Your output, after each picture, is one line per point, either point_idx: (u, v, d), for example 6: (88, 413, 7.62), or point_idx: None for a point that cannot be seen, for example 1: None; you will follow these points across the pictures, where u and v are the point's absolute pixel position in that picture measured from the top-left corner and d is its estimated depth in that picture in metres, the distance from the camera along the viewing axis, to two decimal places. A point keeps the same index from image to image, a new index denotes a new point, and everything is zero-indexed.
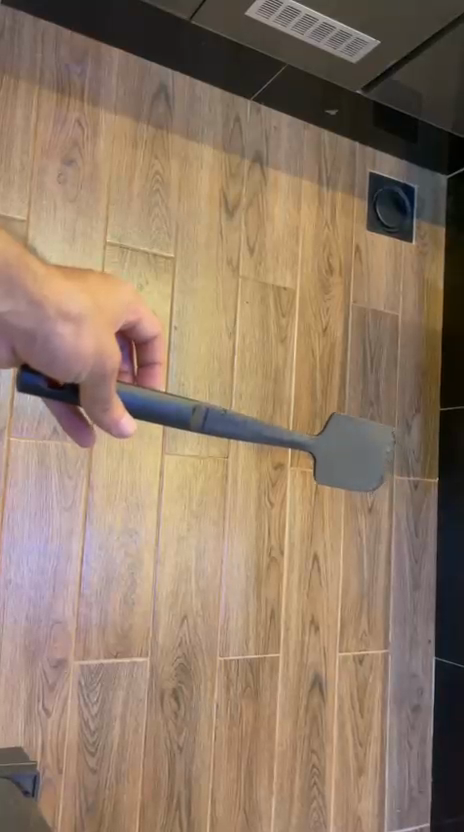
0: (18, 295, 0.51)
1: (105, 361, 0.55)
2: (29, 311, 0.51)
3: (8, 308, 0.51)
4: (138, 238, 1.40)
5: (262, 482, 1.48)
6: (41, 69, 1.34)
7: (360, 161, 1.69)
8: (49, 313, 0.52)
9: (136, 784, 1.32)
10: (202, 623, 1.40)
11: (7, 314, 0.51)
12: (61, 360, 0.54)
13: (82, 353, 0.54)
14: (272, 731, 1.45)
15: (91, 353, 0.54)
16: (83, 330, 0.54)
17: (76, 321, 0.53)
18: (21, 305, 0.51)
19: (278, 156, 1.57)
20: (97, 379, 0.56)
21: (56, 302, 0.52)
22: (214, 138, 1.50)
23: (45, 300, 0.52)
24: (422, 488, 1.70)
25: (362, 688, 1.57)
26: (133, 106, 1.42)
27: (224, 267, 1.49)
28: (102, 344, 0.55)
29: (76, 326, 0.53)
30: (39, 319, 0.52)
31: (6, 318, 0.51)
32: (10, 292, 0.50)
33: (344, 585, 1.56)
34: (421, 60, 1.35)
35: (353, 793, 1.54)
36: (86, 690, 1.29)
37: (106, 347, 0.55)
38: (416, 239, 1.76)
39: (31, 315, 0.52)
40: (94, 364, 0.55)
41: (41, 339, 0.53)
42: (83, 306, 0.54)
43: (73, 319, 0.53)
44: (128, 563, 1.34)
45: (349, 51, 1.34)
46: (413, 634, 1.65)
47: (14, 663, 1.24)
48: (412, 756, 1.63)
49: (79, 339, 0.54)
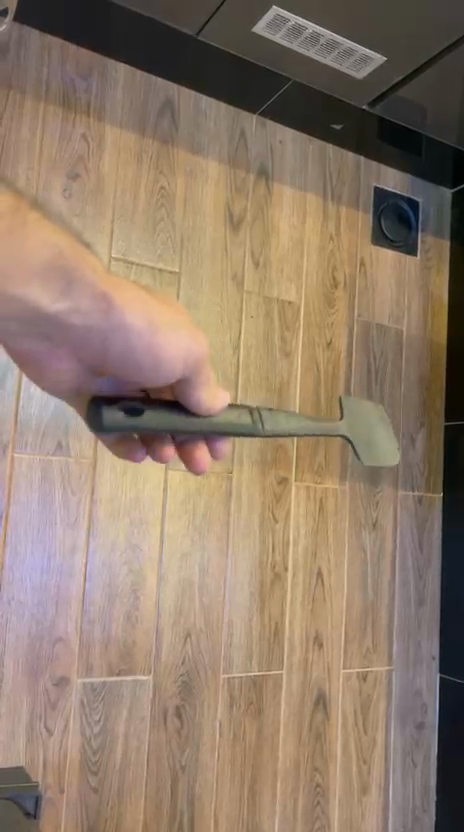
0: (80, 291, 0.50)
1: (182, 350, 0.57)
2: (96, 309, 0.51)
3: (73, 308, 0.50)
4: (143, 252, 1.40)
5: (266, 497, 1.47)
6: (47, 83, 1.34)
7: (365, 175, 1.68)
8: (118, 309, 0.52)
9: (138, 804, 1.31)
10: (205, 640, 1.39)
11: (69, 313, 0.50)
12: (141, 353, 0.56)
13: (157, 344, 0.56)
14: (274, 749, 1.44)
15: (167, 343, 0.56)
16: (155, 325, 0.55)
17: (146, 315, 0.54)
18: (84, 304, 0.50)
19: (283, 170, 1.57)
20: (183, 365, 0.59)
21: (123, 301, 0.52)
22: (219, 152, 1.50)
23: (111, 298, 0.52)
24: (426, 503, 1.69)
25: (367, 705, 1.56)
26: (139, 121, 1.42)
27: (229, 281, 1.48)
28: (175, 334, 0.57)
29: (146, 321, 0.54)
30: (109, 319, 0.52)
31: (70, 319, 0.51)
32: (70, 289, 0.49)
33: (348, 601, 1.55)
34: (425, 77, 1.35)
35: (356, 812, 1.53)
36: (88, 709, 1.28)
37: (183, 337, 0.57)
38: (421, 253, 1.75)
39: (98, 315, 0.52)
40: (172, 353, 0.57)
41: (113, 338, 0.54)
42: (148, 301, 0.54)
43: (142, 313, 0.54)
44: (131, 580, 1.33)
45: (355, 67, 1.35)
46: (417, 651, 1.64)
47: (16, 680, 1.23)
48: (416, 775, 1.61)
49: (153, 332, 0.55)
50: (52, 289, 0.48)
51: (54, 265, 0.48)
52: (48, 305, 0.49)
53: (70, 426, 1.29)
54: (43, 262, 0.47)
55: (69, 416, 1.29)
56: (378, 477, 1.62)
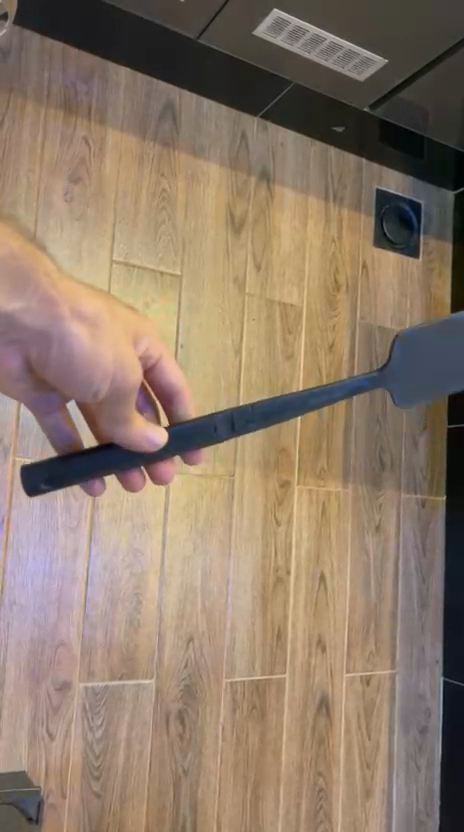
0: (30, 288, 0.51)
1: (117, 370, 0.57)
2: (40, 311, 0.52)
3: (19, 307, 0.51)
4: (145, 255, 1.40)
5: (269, 500, 1.47)
6: (49, 87, 1.34)
7: (366, 177, 1.68)
8: (63, 314, 0.53)
9: (141, 808, 1.31)
10: (208, 645, 1.38)
11: (17, 311, 0.51)
12: (77, 361, 0.56)
13: (95, 358, 0.56)
14: (277, 754, 1.44)
15: (104, 359, 0.56)
16: (96, 335, 0.56)
17: (90, 324, 0.55)
18: (31, 302, 0.52)
19: (284, 173, 1.57)
20: (117, 389, 0.58)
21: (70, 305, 0.54)
22: (221, 155, 1.50)
23: (58, 301, 0.53)
24: (429, 506, 1.69)
25: (370, 709, 1.56)
26: (140, 124, 1.42)
27: (231, 284, 1.48)
28: (113, 352, 0.57)
29: (87, 331, 0.55)
30: (54, 320, 0.53)
31: (17, 316, 0.52)
32: (21, 288, 0.51)
33: (351, 604, 1.55)
34: (427, 78, 1.35)
35: (360, 817, 1.53)
36: (90, 714, 1.28)
37: (120, 354, 0.57)
38: (423, 256, 1.75)
39: (44, 315, 0.53)
40: (108, 372, 0.57)
41: (54, 340, 0.55)
42: (97, 310, 0.55)
43: (86, 322, 0.55)
44: (133, 584, 1.32)
45: (356, 69, 1.34)
46: (420, 655, 1.63)
47: (18, 685, 1.22)
48: (419, 779, 1.60)
49: (94, 344, 0.55)
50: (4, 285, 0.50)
51: (7, 263, 0.49)
52: None
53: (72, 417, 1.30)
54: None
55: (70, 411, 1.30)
56: (381, 480, 1.62)
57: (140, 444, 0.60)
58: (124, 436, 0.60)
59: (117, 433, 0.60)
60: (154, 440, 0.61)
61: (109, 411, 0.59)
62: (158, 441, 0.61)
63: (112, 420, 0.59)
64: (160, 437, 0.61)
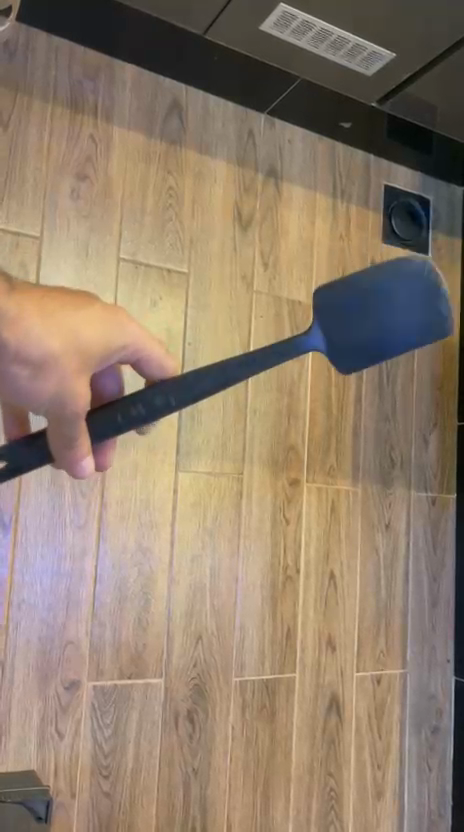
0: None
1: (55, 402, 0.57)
2: None
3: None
4: (152, 253, 1.39)
5: (277, 498, 1.46)
6: (55, 86, 1.34)
7: (374, 174, 1.67)
8: (8, 349, 0.55)
9: (150, 809, 1.30)
10: (217, 644, 1.38)
11: None
12: (20, 394, 0.57)
13: (37, 391, 0.57)
14: (288, 754, 1.43)
15: (45, 392, 0.57)
16: (37, 372, 0.56)
17: (33, 361, 0.56)
18: None
19: (292, 170, 1.56)
20: (56, 416, 0.57)
21: (14, 345, 0.55)
22: (228, 153, 1.49)
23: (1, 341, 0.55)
24: (439, 505, 1.67)
25: (381, 709, 1.54)
26: (147, 122, 1.42)
27: (239, 281, 1.47)
28: (55, 385, 0.57)
29: (30, 367, 0.56)
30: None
31: None
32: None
33: (361, 604, 1.54)
34: (434, 74, 1.34)
35: (371, 818, 1.51)
36: (99, 713, 1.27)
37: (60, 391, 0.57)
38: (432, 253, 1.73)
39: None
40: (48, 402, 0.57)
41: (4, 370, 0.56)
42: (48, 346, 0.56)
43: (30, 358, 0.56)
44: (142, 583, 1.32)
45: (364, 64, 1.33)
46: (431, 654, 1.62)
47: (27, 684, 1.22)
48: (431, 779, 1.59)
49: (36, 378, 0.56)
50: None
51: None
52: None
53: None
54: None
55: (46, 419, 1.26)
56: (391, 478, 1.61)
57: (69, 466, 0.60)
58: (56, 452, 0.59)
59: (56, 448, 0.59)
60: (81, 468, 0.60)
61: (53, 427, 0.58)
62: (84, 471, 0.60)
63: (55, 438, 0.59)
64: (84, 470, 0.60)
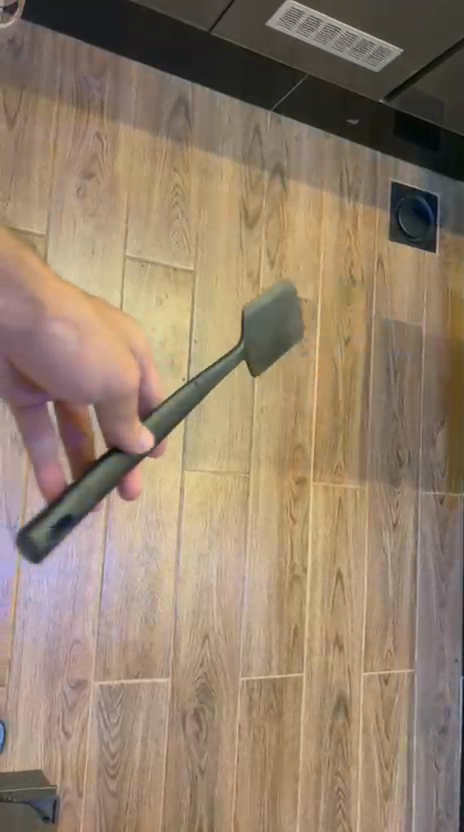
0: (12, 283, 0.42)
1: (108, 373, 0.48)
2: (24, 315, 0.43)
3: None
4: (158, 251, 1.39)
5: (284, 497, 1.45)
6: (61, 83, 1.33)
7: (381, 171, 1.66)
8: (47, 313, 0.44)
9: (158, 808, 1.30)
10: (224, 642, 1.37)
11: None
12: (64, 370, 0.46)
13: (80, 365, 0.46)
14: (295, 753, 1.42)
15: (94, 365, 0.47)
16: (86, 341, 0.46)
17: (77, 327, 0.45)
18: (15, 306, 0.43)
19: (298, 167, 1.55)
20: (111, 394, 0.49)
21: (58, 310, 0.44)
22: (234, 150, 1.48)
23: (43, 305, 0.44)
24: (447, 503, 1.66)
25: (388, 708, 1.54)
26: (153, 119, 1.41)
27: (245, 279, 1.47)
28: (102, 354, 0.47)
29: (75, 333, 0.45)
30: (41, 325, 0.44)
31: None
32: (0, 285, 0.42)
33: (368, 604, 1.53)
34: (442, 70, 1.33)
35: (379, 818, 1.51)
36: (106, 712, 1.27)
37: (112, 361, 0.47)
38: (439, 250, 1.73)
39: (27, 318, 0.43)
40: (95, 379, 0.47)
41: (38, 343, 0.45)
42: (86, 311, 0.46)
43: (77, 327, 0.45)
44: (149, 582, 1.32)
45: (371, 60, 1.32)
46: (439, 653, 1.61)
47: (34, 683, 1.22)
48: (440, 780, 1.58)
49: (80, 347, 0.46)
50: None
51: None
52: None
53: None
54: None
55: None
56: (398, 476, 1.60)
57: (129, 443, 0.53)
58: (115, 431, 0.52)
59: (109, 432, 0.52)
60: (143, 446, 0.54)
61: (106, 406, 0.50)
62: (147, 446, 0.54)
63: (109, 419, 0.51)
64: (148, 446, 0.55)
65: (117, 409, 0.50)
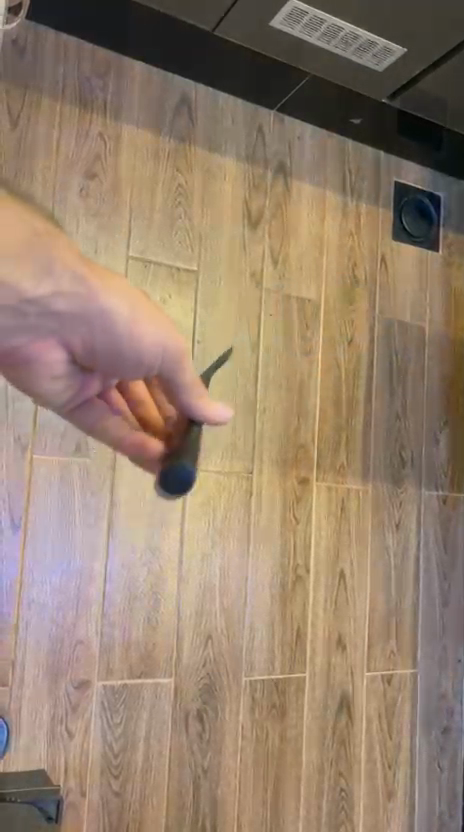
0: (55, 270, 0.36)
1: (173, 344, 0.42)
2: (75, 297, 0.37)
3: (44, 293, 0.36)
4: (161, 251, 1.39)
5: (287, 497, 1.45)
6: (64, 83, 1.33)
7: (384, 171, 1.66)
8: (99, 291, 0.38)
9: (161, 808, 1.30)
10: (226, 642, 1.37)
11: (46, 299, 0.37)
12: (125, 348, 0.41)
13: (142, 339, 0.41)
14: (298, 753, 1.42)
15: (156, 335, 0.41)
16: (141, 314, 0.40)
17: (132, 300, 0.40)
18: (63, 287, 0.37)
19: (301, 167, 1.55)
20: (176, 367, 0.43)
21: (106, 286, 0.38)
22: (237, 150, 1.48)
23: (91, 283, 0.38)
24: (450, 503, 1.66)
25: (391, 708, 1.54)
26: (156, 120, 1.41)
27: (248, 279, 1.47)
28: (161, 324, 0.41)
29: (131, 307, 0.39)
30: (93, 305, 0.38)
31: (46, 304, 0.37)
32: (42, 270, 0.36)
33: (371, 603, 1.53)
34: (446, 69, 1.32)
35: (382, 818, 1.51)
36: (109, 712, 1.27)
37: (169, 331, 0.42)
38: (442, 250, 1.72)
39: (77, 300, 0.37)
40: (158, 351, 0.42)
41: (95, 325, 0.39)
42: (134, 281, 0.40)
43: (128, 300, 0.39)
44: (152, 582, 1.32)
45: (374, 59, 1.32)
46: (442, 653, 1.61)
47: (37, 682, 1.22)
48: (442, 780, 1.58)
49: (137, 321, 0.40)
50: (21, 270, 0.35)
51: (28, 243, 0.35)
52: (20, 290, 0.36)
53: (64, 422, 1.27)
54: (14, 240, 0.34)
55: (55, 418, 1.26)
56: (401, 477, 1.60)
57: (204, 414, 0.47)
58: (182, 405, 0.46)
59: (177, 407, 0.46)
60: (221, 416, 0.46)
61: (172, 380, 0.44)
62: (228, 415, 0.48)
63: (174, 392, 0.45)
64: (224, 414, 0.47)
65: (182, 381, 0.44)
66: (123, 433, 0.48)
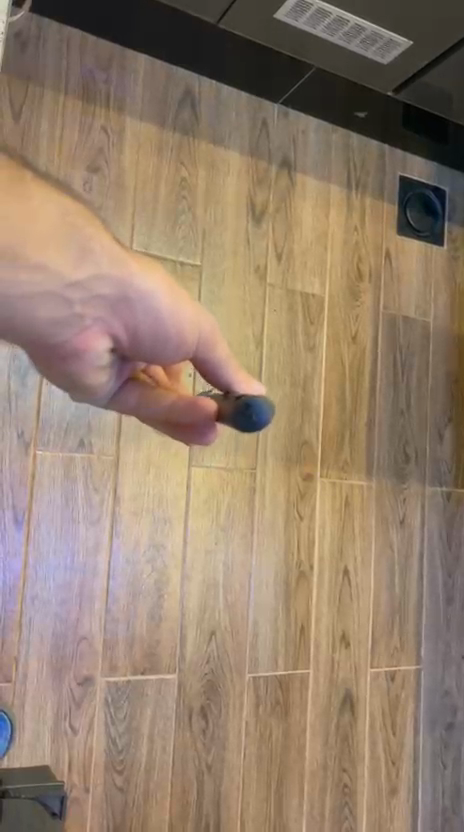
0: (93, 250, 0.37)
1: (207, 322, 0.42)
2: (116, 279, 0.38)
3: (86, 276, 0.37)
4: (164, 246, 1.38)
5: (291, 494, 1.45)
6: (67, 76, 1.32)
7: (389, 165, 1.64)
8: (137, 269, 0.38)
9: (164, 804, 1.30)
10: (230, 639, 1.37)
11: (89, 282, 0.37)
12: (169, 335, 0.40)
13: (181, 319, 0.40)
14: (301, 750, 1.42)
15: (193, 312, 0.41)
16: (178, 293, 0.40)
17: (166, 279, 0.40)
18: (105, 268, 0.37)
19: (306, 161, 1.54)
20: (215, 345, 0.43)
21: (145, 266, 0.39)
22: (241, 144, 1.47)
23: (130, 263, 0.38)
24: (454, 500, 1.65)
25: (395, 705, 1.54)
26: (160, 113, 1.40)
27: (252, 274, 1.46)
28: (196, 305, 0.42)
29: (169, 287, 0.39)
30: (135, 286, 0.38)
31: (89, 289, 0.37)
32: (83, 252, 0.37)
33: (375, 600, 1.53)
34: (451, 61, 1.31)
35: (385, 814, 1.51)
36: (113, 708, 1.27)
37: (203, 309, 0.42)
38: (447, 244, 1.71)
39: (119, 282, 0.38)
40: (195, 332, 0.42)
41: (138, 310, 0.39)
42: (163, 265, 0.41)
43: (166, 278, 0.40)
44: (155, 578, 1.31)
45: (380, 52, 1.30)
46: (446, 650, 1.61)
47: (40, 678, 1.22)
48: (446, 776, 1.58)
49: (178, 302, 0.40)
50: (64, 252, 0.36)
51: (64, 221, 0.36)
52: (64, 274, 0.36)
53: (66, 418, 1.26)
54: (53, 223, 0.35)
55: (58, 415, 1.26)
56: (405, 473, 1.59)
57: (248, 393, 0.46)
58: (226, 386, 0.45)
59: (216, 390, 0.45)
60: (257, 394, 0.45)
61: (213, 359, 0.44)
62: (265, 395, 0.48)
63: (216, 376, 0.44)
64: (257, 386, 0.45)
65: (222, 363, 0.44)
66: (153, 404, 0.43)
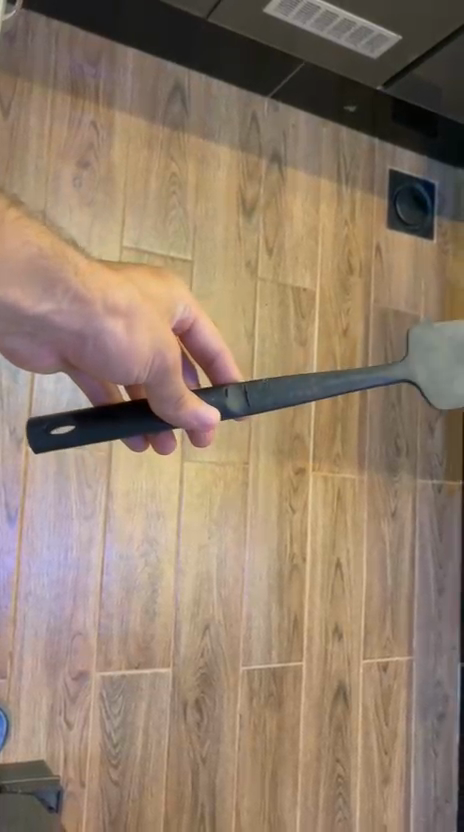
0: (56, 291, 0.53)
1: (158, 357, 0.59)
2: (72, 312, 0.54)
3: (48, 308, 0.53)
4: (155, 241, 1.38)
5: (284, 488, 1.45)
6: (55, 72, 1.32)
7: (379, 158, 1.65)
8: (97, 313, 0.55)
9: (159, 796, 1.31)
10: (224, 633, 1.38)
11: (50, 312, 0.53)
12: (116, 355, 0.58)
13: (133, 351, 0.58)
14: (295, 742, 1.44)
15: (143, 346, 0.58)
16: (132, 329, 0.57)
17: (126, 316, 0.57)
18: (64, 303, 0.53)
19: (296, 155, 1.54)
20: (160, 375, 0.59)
21: (101, 302, 0.55)
22: (231, 139, 1.47)
23: (90, 303, 0.54)
24: (445, 492, 1.66)
25: (387, 696, 1.55)
26: (150, 107, 1.40)
27: (242, 269, 1.46)
28: (152, 339, 0.58)
29: (122, 328, 0.56)
30: (87, 320, 0.55)
31: (47, 316, 0.54)
32: (48, 289, 0.52)
33: (367, 592, 1.54)
34: (440, 56, 1.31)
35: (378, 803, 1.53)
36: (108, 702, 1.28)
37: (155, 340, 0.58)
38: (437, 238, 1.72)
39: (74, 313, 0.54)
40: (148, 360, 0.58)
41: (90, 338, 0.56)
42: (130, 300, 0.57)
43: (121, 318, 0.56)
44: (149, 573, 1.32)
45: (369, 47, 1.31)
46: (437, 640, 1.62)
47: (35, 674, 1.22)
48: (437, 765, 1.60)
49: (129, 338, 0.57)
50: (31, 289, 0.52)
51: (36, 263, 0.51)
52: (30, 305, 0.52)
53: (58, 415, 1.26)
54: (26, 263, 0.51)
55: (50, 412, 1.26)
56: (397, 466, 1.60)
57: (187, 419, 0.62)
58: (169, 411, 0.62)
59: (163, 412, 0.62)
60: (208, 420, 0.63)
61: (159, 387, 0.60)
62: (212, 419, 0.63)
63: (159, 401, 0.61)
64: (214, 417, 0.63)
65: (162, 390, 0.60)
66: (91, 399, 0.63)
